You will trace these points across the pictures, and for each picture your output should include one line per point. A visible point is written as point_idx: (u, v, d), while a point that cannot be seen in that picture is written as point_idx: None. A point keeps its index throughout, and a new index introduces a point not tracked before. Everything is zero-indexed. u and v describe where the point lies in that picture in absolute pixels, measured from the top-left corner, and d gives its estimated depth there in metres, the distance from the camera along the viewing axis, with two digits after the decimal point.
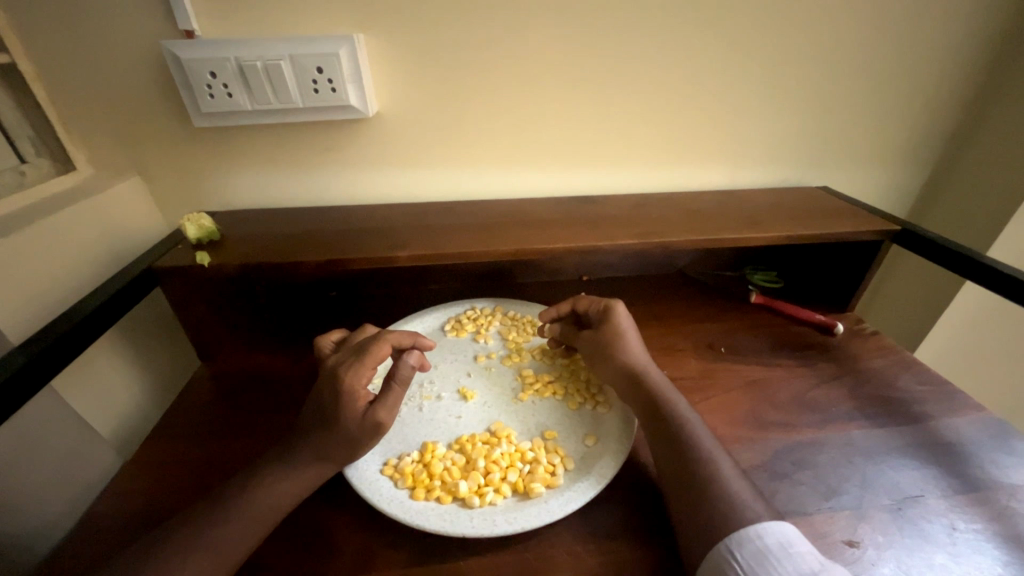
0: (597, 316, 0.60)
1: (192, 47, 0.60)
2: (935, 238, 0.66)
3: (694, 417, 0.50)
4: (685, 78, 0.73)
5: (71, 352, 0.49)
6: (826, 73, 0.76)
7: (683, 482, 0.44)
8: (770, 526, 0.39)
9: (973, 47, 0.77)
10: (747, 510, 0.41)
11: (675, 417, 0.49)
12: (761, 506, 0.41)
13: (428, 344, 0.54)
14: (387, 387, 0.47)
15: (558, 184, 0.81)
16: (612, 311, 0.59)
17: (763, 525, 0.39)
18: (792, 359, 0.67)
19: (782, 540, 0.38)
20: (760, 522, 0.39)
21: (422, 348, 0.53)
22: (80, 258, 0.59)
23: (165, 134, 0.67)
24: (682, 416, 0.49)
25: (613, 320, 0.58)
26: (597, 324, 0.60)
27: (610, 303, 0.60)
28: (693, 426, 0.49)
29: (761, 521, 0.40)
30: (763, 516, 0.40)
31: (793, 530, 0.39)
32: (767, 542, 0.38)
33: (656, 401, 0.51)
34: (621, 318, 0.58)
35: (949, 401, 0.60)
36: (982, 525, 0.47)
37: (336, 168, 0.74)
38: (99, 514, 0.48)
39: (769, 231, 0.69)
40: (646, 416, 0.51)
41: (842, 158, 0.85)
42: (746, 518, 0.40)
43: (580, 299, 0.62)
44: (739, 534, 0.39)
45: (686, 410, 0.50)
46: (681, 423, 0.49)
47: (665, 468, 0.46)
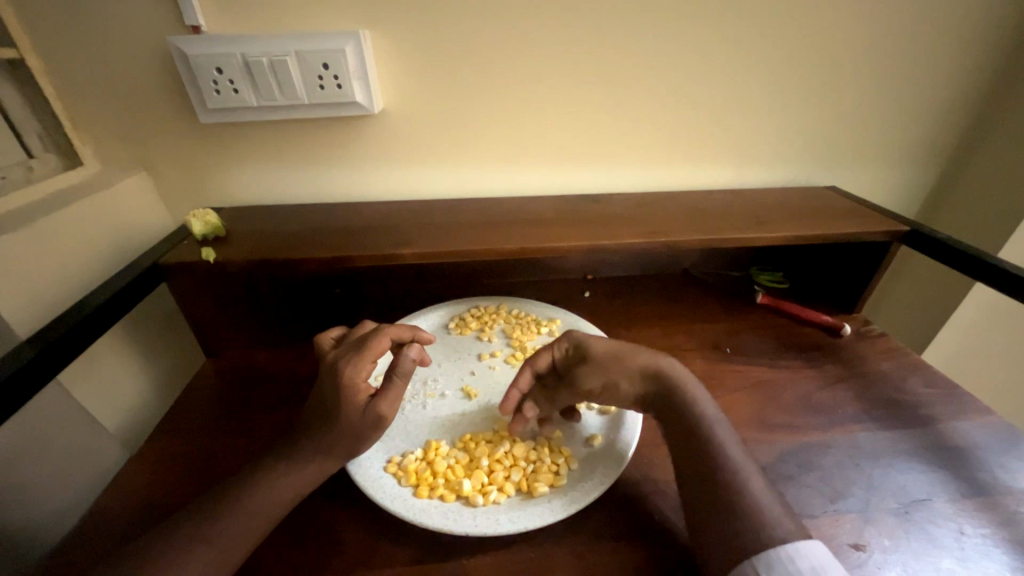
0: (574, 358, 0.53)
1: (198, 43, 0.60)
2: (945, 239, 0.65)
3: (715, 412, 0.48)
4: (691, 77, 0.72)
5: (77, 347, 0.49)
6: (835, 71, 0.75)
7: (702, 489, 0.42)
8: (800, 545, 0.37)
9: (985, 46, 0.76)
10: (776, 525, 0.38)
11: (701, 419, 0.47)
12: (792, 520, 0.39)
13: (427, 336, 0.54)
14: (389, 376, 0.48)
15: (563, 183, 0.80)
16: (580, 343, 0.53)
17: (794, 543, 0.37)
18: (799, 360, 0.67)
19: (816, 564, 0.36)
20: (791, 541, 0.37)
21: (421, 341, 0.54)
22: (86, 253, 0.59)
23: (171, 130, 0.67)
24: (707, 416, 0.47)
25: (590, 347, 0.52)
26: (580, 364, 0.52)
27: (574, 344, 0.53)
28: (719, 430, 0.46)
29: (792, 539, 0.37)
30: (794, 531, 0.38)
31: (826, 552, 0.37)
32: (800, 567, 0.35)
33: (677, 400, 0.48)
34: (595, 341, 0.53)
35: (957, 403, 0.60)
36: (990, 530, 0.46)
37: (341, 165, 0.74)
38: (103, 508, 0.48)
39: (776, 231, 0.68)
40: (672, 421, 0.48)
41: (850, 158, 0.84)
42: (774, 536, 0.37)
43: (537, 355, 0.54)
44: (768, 554, 0.36)
45: (713, 412, 0.48)
46: (706, 425, 0.46)
47: (688, 472, 0.44)
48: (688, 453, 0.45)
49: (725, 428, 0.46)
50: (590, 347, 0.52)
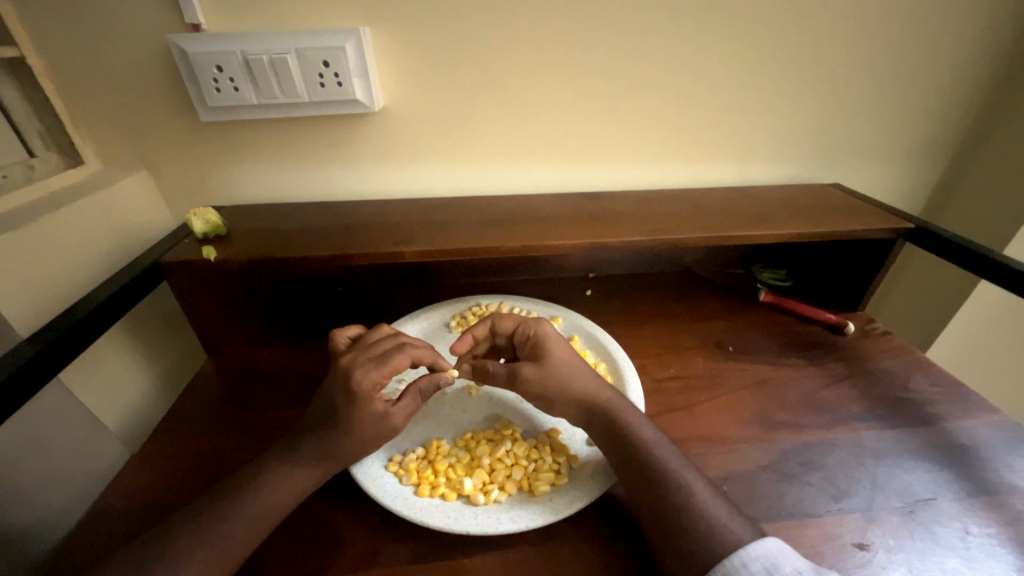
0: (530, 346, 0.52)
1: (198, 40, 0.60)
2: (950, 236, 0.64)
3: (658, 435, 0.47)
4: (693, 74, 0.72)
5: (78, 345, 0.49)
6: (838, 68, 0.74)
7: (650, 503, 0.43)
8: (754, 548, 0.37)
9: (990, 41, 0.75)
10: (728, 533, 0.39)
11: (635, 436, 0.47)
12: (740, 526, 0.40)
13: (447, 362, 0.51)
14: (408, 390, 0.48)
15: (565, 181, 0.80)
16: (543, 337, 0.52)
17: (746, 548, 0.37)
18: (803, 358, 0.66)
19: (768, 563, 0.36)
20: (743, 546, 0.38)
21: (440, 366, 0.51)
22: (88, 252, 0.59)
23: (172, 128, 0.67)
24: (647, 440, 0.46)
25: (547, 347, 0.52)
26: (533, 357, 0.52)
27: (537, 326, 0.54)
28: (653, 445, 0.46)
29: (744, 545, 0.38)
30: (746, 536, 0.39)
31: (776, 547, 0.37)
32: (752, 571, 0.36)
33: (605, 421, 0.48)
34: (557, 344, 0.52)
35: (962, 403, 0.59)
36: (995, 529, 0.46)
37: (341, 163, 0.73)
38: (106, 507, 0.49)
39: (780, 228, 0.68)
40: (614, 449, 0.47)
41: (854, 155, 0.84)
42: (730, 542, 0.38)
43: (501, 319, 0.55)
44: (725, 563, 0.37)
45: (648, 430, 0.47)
46: (641, 442, 0.46)
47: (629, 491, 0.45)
48: (628, 471, 0.45)
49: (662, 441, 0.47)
50: (549, 346, 0.52)
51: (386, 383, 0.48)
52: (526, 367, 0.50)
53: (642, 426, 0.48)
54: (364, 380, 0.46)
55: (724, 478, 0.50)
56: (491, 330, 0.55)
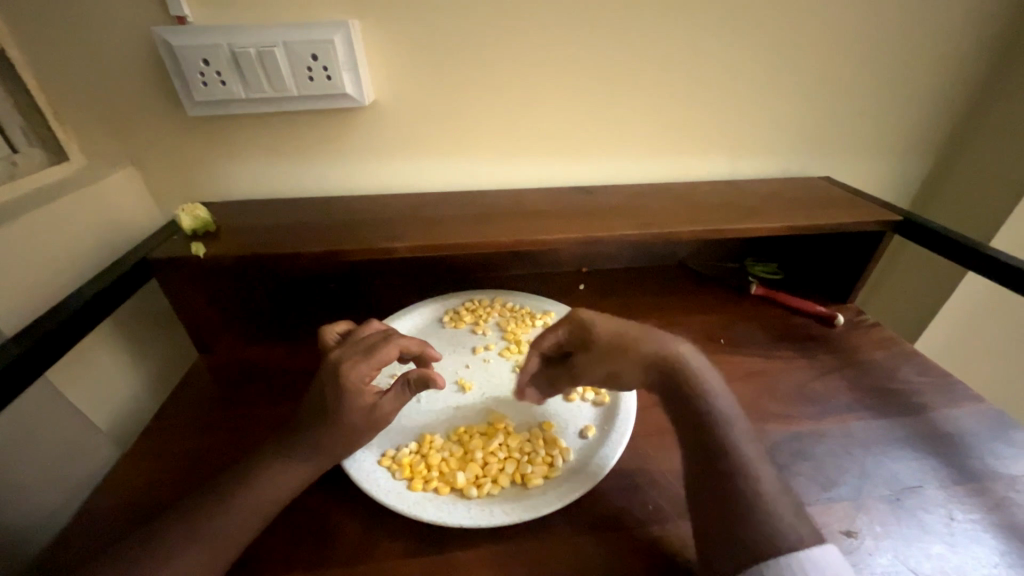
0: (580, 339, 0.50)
1: (184, 33, 0.59)
2: (937, 228, 0.65)
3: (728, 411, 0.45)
4: (685, 67, 0.72)
5: (65, 343, 0.48)
6: (828, 61, 0.75)
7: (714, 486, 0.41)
8: (817, 551, 0.36)
9: (978, 34, 0.76)
10: (791, 531, 0.38)
11: (706, 414, 0.44)
12: (806, 526, 0.38)
13: (435, 354, 0.52)
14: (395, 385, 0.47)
15: (557, 175, 0.80)
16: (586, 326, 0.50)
17: (809, 551, 0.36)
18: (793, 350, 0.67)
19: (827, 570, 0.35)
20: (806, 548, 0.36)
21: (429, 358, 0.51)
22: (75, 250, 0.58)
23: (159, 123, 0.66)
24: (718, 416, 0.44)
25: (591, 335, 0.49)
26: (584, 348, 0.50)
27: (574, 320, 0.50)
28: (731, 426, 0.44)
29: (806, 546, 0.37)
30: (808, 537, 0.37)
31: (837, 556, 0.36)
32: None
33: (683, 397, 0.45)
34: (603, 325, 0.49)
35: (949, 393, 0.60)
36: (980, 515, 0.47)
37: (332, 158, 0.73)
38: (97, 506, 0.48)
39: (770, 221, 0.68)
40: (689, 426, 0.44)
41: (843, 148, 0.84)
42: (793, 541, 0.37)
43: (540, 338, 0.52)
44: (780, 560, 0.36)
45: (729, 409, 0.45)
46: (710, 422, 0.44)
47: (694, 470, 0.43)
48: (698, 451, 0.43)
49: (741, 424, 0.44)
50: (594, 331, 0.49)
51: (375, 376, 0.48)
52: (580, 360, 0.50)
53: (723, 404, 0.45)
54: (351, 372, 0.46)
55: None
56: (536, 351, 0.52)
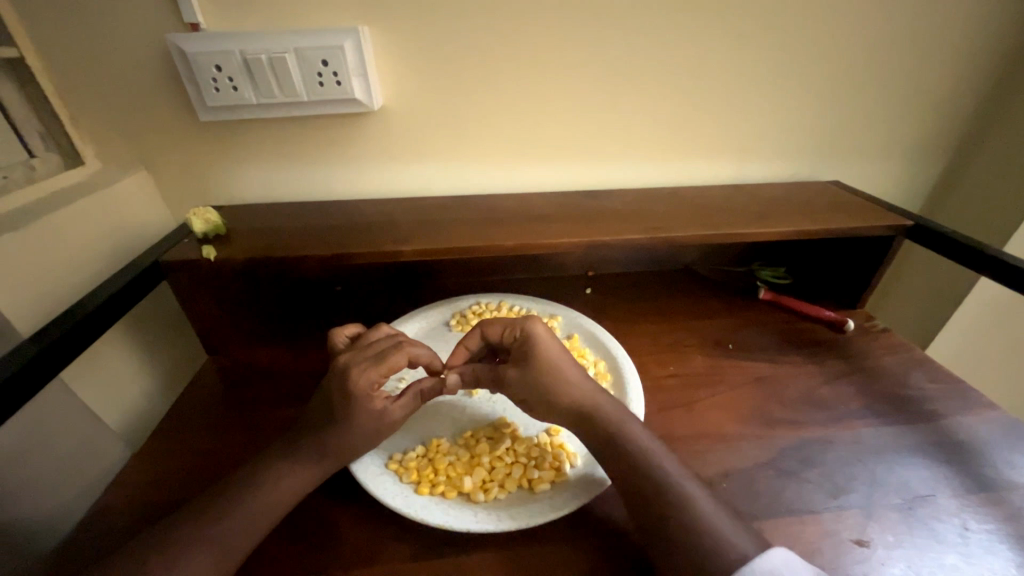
0: (519, 346, 0.51)
1: (197, 40, 0.60)
2: (949, 233, 0.64)
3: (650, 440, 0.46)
4: (693, 71, 0.72)
5: (78, 345, 0.49)
6: (837, 65, 0.74)
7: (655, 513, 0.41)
8: (759, 563, 0.36)
9: (990, 38, 0.75)
10: (733, 547, 0.37)
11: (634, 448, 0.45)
12: (746, 540, 0.38)
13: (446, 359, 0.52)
14: (407, 392, 0.49)
15: (564, 179, 0.80)
16: (532, 336, 0.51)
17: (751, 565, 0.36)
18: (802, 356, 0.67)
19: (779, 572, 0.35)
20: (748, 562, 0.36)
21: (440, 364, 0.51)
22: (88, 252, 0.59)
23: (172, 128, 0.67)
24: (643, 449, 0.45)
25: (535, 348, 0.50)
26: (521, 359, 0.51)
27: (525, 325, 0.52)
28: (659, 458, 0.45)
29: (748, 561, 0.36)
30: (751, 552, 0.37)
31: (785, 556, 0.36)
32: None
33: (607, 428, 0.47)
34: (547, 345, 0.51)
35: (962, 400, 0.59)
36: (994, 526, 0.46)
37: (341, 162, 0.73)
38: (107, 506, 0.49)
39: (779, 226, 0.68)
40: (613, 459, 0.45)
41: (853, 152, 0.84)
42: (734, 557, 0.37)
43: (489, 325, 0.53)
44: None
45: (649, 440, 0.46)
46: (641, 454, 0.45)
47: (631, 502, 0.43)
48: (632, 481, 0.43)
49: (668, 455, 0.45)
50: (536, 342, 0.51)
51: (384, 383, 0.48)
52: (510, 370, 0.51)
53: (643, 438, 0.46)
54: (359, 379, 0.46)
55: (722, 475, 0.50)
56: (481, 340, 0.54)
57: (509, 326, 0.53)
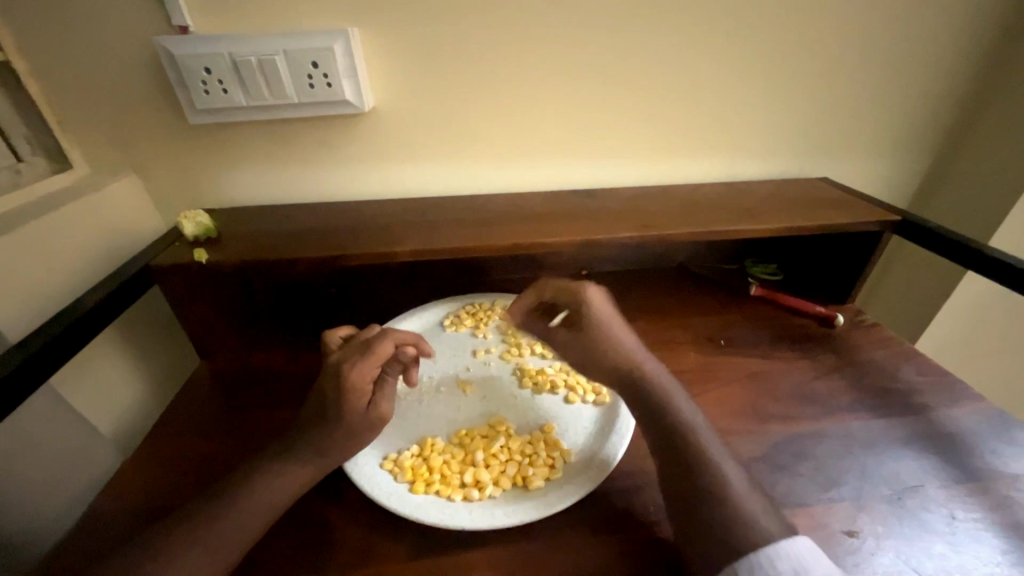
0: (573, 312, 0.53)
1: (185, 42, 0.59)
2: (934, 228, 0.65)
3: (696, 414, 0.47)
4: (682, 70, 0.72)
5: (69, 350, 0.49)
6: (824, 63, 0.75)
7: (684, 488, 0.42)
8: (787, 545, 0.36)
9: (973, 35, 0.76)
10: (761, 526, 0.38)
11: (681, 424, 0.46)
12: (774, 522, 0.39)
13: (432, 348, 0.51)
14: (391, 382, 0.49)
15: (555, 178, 0.80)
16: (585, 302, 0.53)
17: (779, 545, 0.36)
18: (793, 351, 0.67)
19: (797, 565, 0.35)
20: (775, 543, 0.37)
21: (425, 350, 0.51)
22: (77, 257, 0.59)
23: (161, 131, 0.67)
24: (689, 424, 0.46)
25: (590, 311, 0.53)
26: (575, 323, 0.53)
27: (584, 289, 0.54)
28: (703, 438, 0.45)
29: (776, 541, 0.37)
30: (776, 531, 0.38)
31: (807, 546, 0.37)
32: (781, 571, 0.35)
33: (654, 395, 0.48)
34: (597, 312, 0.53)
35: (950, 392, 0.60)
36: (981, 515, 0.47)
37: (332, 164, 0.73)
38: (100, 511, 0.49)
39: (768, 222, 0.68)
40: (661, 433, 0.46)
41: (841, 149, 0.85)
42: (758, 534, 0.37)
43: (546, 286, 0.55)
44: (753, 558, 0.36)
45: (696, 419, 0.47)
46: (687, 432, 0.45)
47: (670, 481, 0.43)
48: (667, 454, 0.45)
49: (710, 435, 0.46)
50: (587, 306, 0.53)
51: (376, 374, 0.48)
52: (563, 334, 0.53)
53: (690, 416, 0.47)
54: (350, 373, 0.46)
55: None
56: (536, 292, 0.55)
57: (547, 286, 0.55)
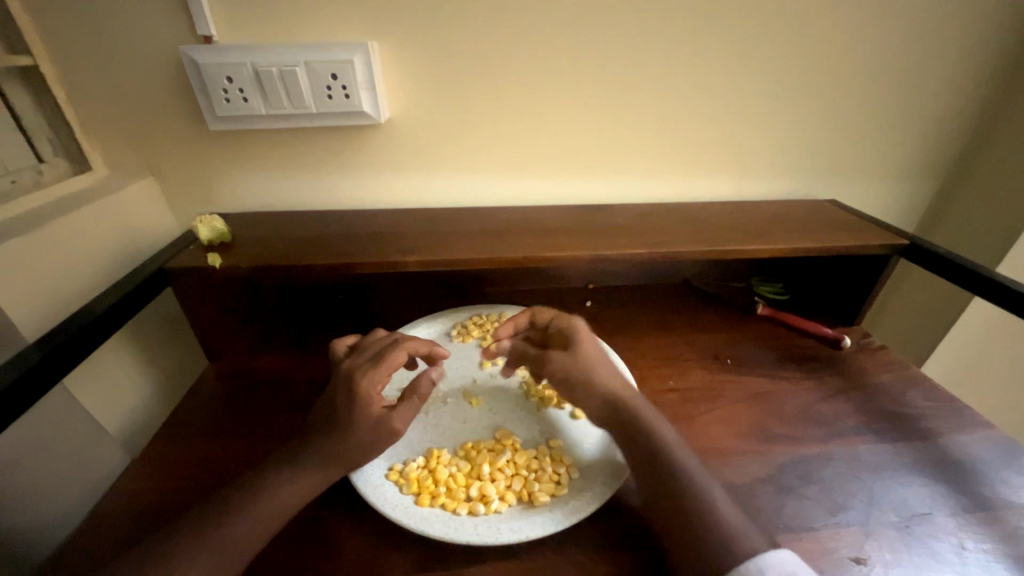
0: (564, 335, 0.56)
1: (209, 51, 0.61)
2: (941, 252, 0.66)
3: (672, 434, 0.48)
4: (694, 90, 0.74)
5: (84, 350, 0.49)
6: (835, 87, 0.76)
7: (673, 515, 0.42)
8: (773, 556, 0.38)
9: (983, 64, 0.77)
10: (744, 539, 0.40)
11: (660, 449, 0.46)
12: (757, 535, 0.40)
13: (443, 352, 0.54)
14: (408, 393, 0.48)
15: (566, 192, 0.81)
16: (575, 332, 0.55)
17: (765, 556, 0.38)
18: (799, 371, 0.67)
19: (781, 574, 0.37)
20: (760, 554, 0.38)
21: (437, 356, 0.54)
22: (94, 258, 0.60)
23: (181, 136, 0.68)
24: (666, 445, 0.47)
25: (579, 340, 0.55)
26: (564, 346, 0.55)
27: (572, 325, 0.56)
28: (682, 460, 0.46)
29: (761, 552, 0.38)
30: (761, 545, 0.39)
31: (789, 561, 0.38)
32: None
33: (633, 420, 0.49)
34: (587, 337, 0.55)
35: (958, 418, 0.60)
36: (990, 545, 0.46)
37: (346, 172, 0.74)
38: (107, 512, 0.49)
39: (778, 243, 0.68)
40: (643, 462, 0.46)
41: (850, 171, 0.85)
42: (743, 551, 0.39)
43: (541, 310, 0.59)
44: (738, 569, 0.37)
45: (671, 438, 0.48)
46: (667, 454, 0.46)
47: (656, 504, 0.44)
48: (648, 475, 0.45)
49: (688, 456, 0.47)
50: (576, 334, 0.55)
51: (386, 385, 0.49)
52: (555, 355, 0.54)
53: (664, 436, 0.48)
54: (362, 377, 0.47)
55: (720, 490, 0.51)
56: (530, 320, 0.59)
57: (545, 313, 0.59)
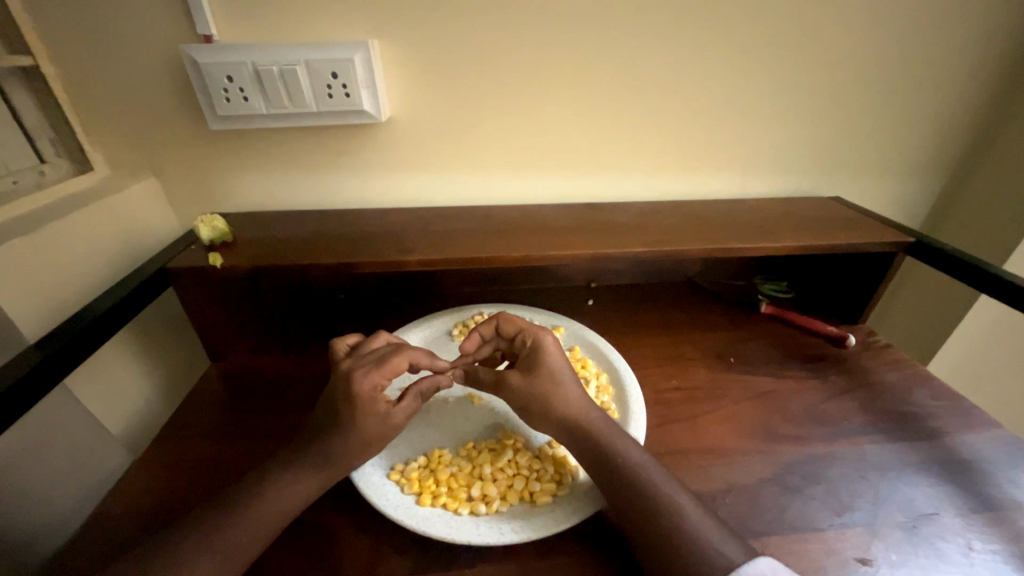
0: (526, 355, 0.52)
1: (209, 50, 0.61)
2: (948, 251, 0.65)
3: (640, 453, 0.47)
4: (697, 87, 0.73)
5: (85, 350, 0.49)
6: (839, 83, 0.76)
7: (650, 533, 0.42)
8: (747, 571, 0.38)
9: (990, 59, 0.76)
10: (720, 557, 0.39)
11: (627, 467, 0.45)
12: (734, 547, 0.40)
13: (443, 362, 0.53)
14: (409, 393, 0.48)
15: (568, 191, 0.80)
16: (540, 349, 0.51)
17: (740, 573, 0.38)
18: (804, 370, 0.67)
19: None
20: (737, 570, 0.38)
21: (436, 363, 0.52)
22: (96, 259, 0.60)
23: (181, 136, 0.68)
24: (634, 464, 0.45)
25: (541, 359, 0.51)
26: (525, 366, 0.51)
27: (538, 341, 0.52)
28: (653, 478, 0.45)
29: (737, 567, 0.38)
30: (738, 560, 0.39)
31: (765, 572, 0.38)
32: None
33: (598, 441, 0.47)
34: (553, 356, 0.51)
35: (965, 417, 0.59)
36: (998, 546, 0.46)
37: (347, 171, 0.74)
38: (108, 513, 0.49)
39: (782, 241, 0.68)
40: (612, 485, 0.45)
41: (854, 168, 0.84)
42: (722, 567, 0.38)
43: (509, 318, 0.55)
44: None
45: (639, 458, 0.46)
46: (638, 473, 0.45)
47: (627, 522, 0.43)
48: (616, 495, 0.44)
49: (659, 475, 0.45)
50: (542, 353, 0.51)
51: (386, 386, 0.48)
52: (512, 377, 0.51)
53: (631, 454, 0.46)
54: (363, 384, 0.46)
55: (724, 491, 0.50)
56: (496, 330, 0.56)
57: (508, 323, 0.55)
